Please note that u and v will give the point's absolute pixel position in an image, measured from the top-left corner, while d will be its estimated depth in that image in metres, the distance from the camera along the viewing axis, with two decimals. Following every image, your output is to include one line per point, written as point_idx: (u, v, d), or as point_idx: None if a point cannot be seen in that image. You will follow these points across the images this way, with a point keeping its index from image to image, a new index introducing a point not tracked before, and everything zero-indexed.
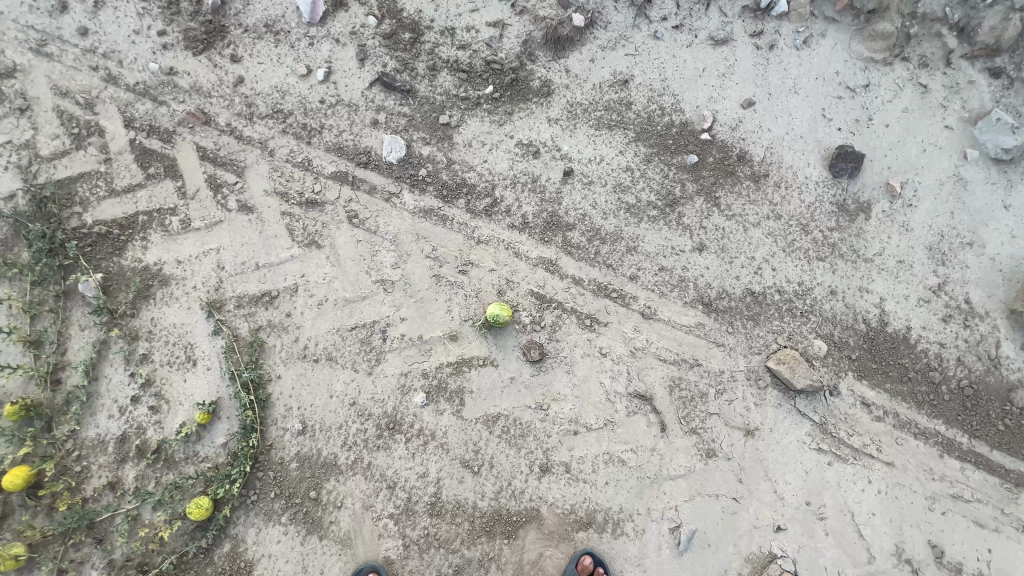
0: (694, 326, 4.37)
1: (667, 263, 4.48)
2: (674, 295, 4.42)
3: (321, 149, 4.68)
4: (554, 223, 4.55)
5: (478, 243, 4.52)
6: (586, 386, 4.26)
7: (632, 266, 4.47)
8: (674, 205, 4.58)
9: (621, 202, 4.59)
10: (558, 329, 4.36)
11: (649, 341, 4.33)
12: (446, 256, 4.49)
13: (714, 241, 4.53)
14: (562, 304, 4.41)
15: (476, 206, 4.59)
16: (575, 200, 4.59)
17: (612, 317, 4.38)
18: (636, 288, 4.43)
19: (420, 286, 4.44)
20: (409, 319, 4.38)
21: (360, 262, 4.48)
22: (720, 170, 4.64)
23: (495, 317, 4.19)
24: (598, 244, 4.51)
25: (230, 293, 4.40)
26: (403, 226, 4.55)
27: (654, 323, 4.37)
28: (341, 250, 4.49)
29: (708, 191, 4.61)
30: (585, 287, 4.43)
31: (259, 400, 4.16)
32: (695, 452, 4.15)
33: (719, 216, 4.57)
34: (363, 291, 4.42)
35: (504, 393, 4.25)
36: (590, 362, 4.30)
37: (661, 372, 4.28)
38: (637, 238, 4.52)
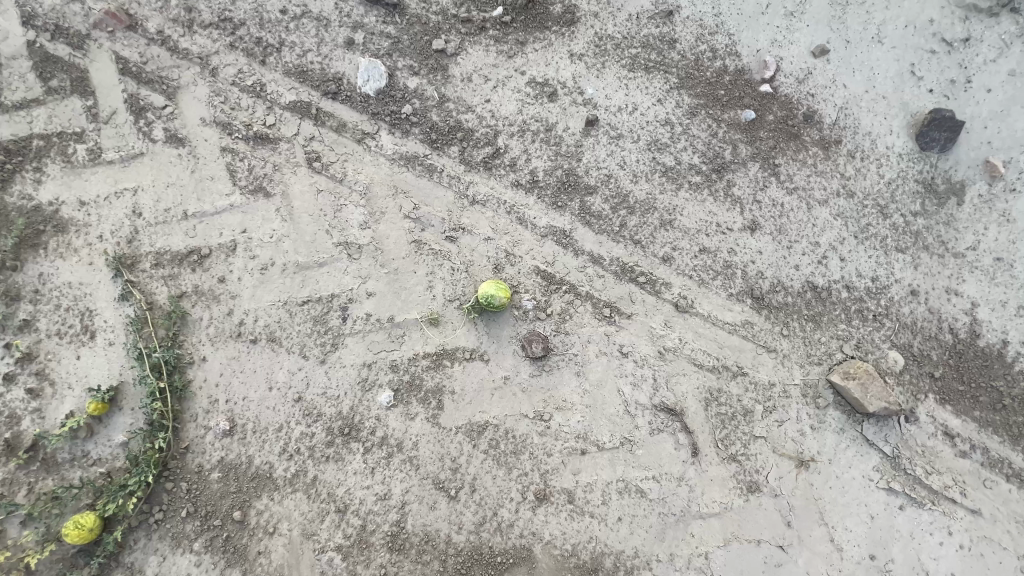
0: (740, 324, 3.45)
1: (709, 244, 3.54)
2: (717, 285, 3.49)
3: (279, 71, 3.64)
4: (571, 185, 3.58)
5: (472, 203, 3.55)
6: (598, 394, 3.33)
7: (666, 244, 3.53)
8: (723, 172, 3.63)
9: (656, 163, 3.63)
10: (569, 320, 3.42)
11: (682, 340, 3.42)
12: (431, 218, 3.51)
13: (769, 219, 3.59)
14: (575, 287, 3.46)
15: (474, 156, 3.61)
16: (598, 158, 3.62)
17: (637, 308, 3.45)
18: (669, 273, 3.49)
19: (395, 254, 3.46)
20: (377, 295, 3.41)
21: (319, 219, 3.49)
22: (781, 131, 3.69)
23: (484, 299, 3.26)
24: (624, 214, 3.56)
25: (147, 248, 3.39)
26: (378, 175, 3.56)
27: (690, 319, 3.45)
28: (296, 202, 3.50)
29: (765, 156, 3.66)
30: (605, 268, 3.49)
31: (174, 389, 3.18)
32: (733, 485, 3.26)
33: (778, 188, 3.63)
34: (321, 256, 3.43)
35: (494, 397, 3.32)
36: (606, 364, 3.37)
37: (695, 381, 3.37)
38: (673, 209, 3.57)
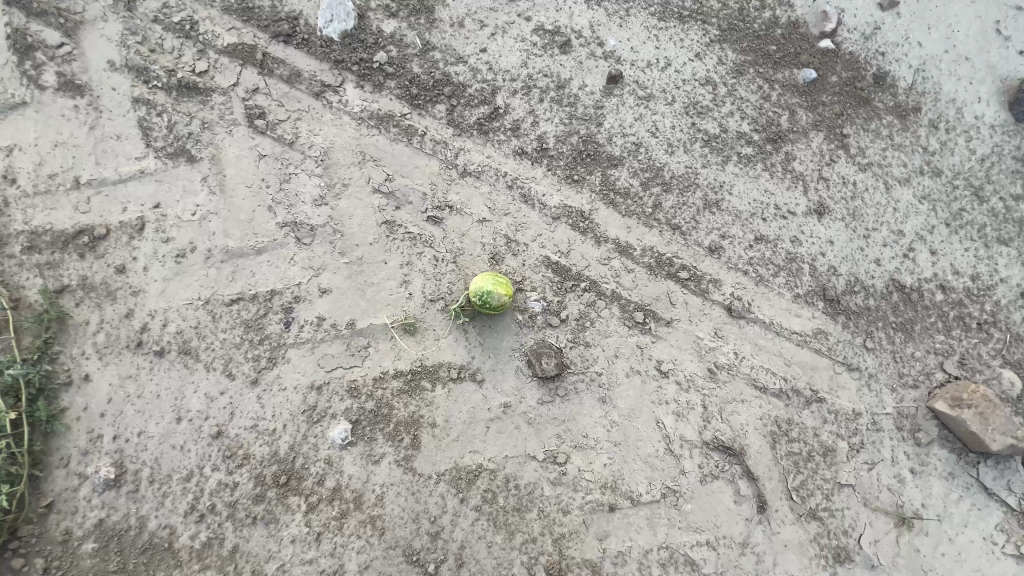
0: (812, 335, 2.64)
1: (766, 232, 2.76)
2: (779, 283, 2.70)
3: (215, 7, 2.82)
4: (589, 155, 2.80)
5: (463, 176, 2.73)
6: (629, 427, 2.47)
7: (712, 231, 2.74)
8: (779, 143, 2.88)
9: (696, 131, 2.87)
10: (589, 327, 2.59)
11: (737, 354, 2.60)
12: (408, 194, 2.69)
13: (840, 202, 2.83)
14: (597, 284, 2.64)
15: (465, 117, 2.81)
16: (624, 123, 2.86)
17: (678, 312, 2.63)
18: (717, 268, 2.69)
19: (359, 239, 2.61)
20: (334, 292, 2.54)
21: (259, 192, 2.64)
22: (848, 95, 2.97)
23: (489, 304, 2.41)
24: (658, 192, 2.77)
25: (20, 227, 2.50)
26: (340, 139, 2.74)
27: (747, 328, 2.64)
28: (229, 170, 2.65)
29: (830, 126, 2.93)
30: (635, 260, 2.68)
31: (36, 421, 2.25)
32: (813, 554, 2.41)
33: (848, 164, 2.88)
34: (259, 241, 2.57)
35: (489, 431, 2.44)
36: (640, 387, 2.52)
37: (757, 410, 2.54)
38: (720, 188, 2.80)
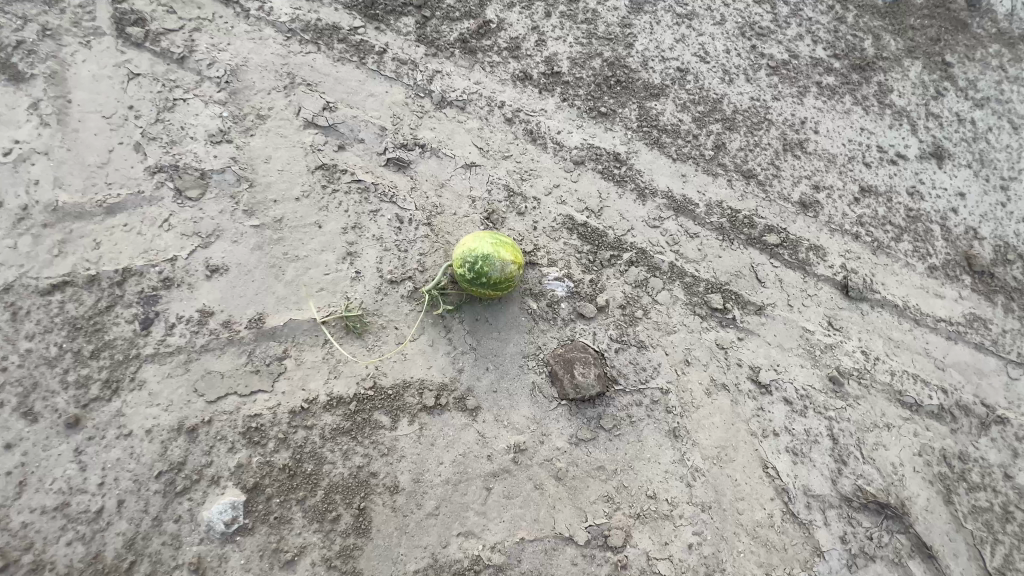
0: (966, 324, 1.78)
1: (874, 182, 1.95)
2: (906, 251, 1.86)
3: None
4: (618, 82, 1.98)
5: (440, 106, 1.86)
6: (721, 479, 1.51)
7: (801, 180, 1.91)
8: (868, 72, 2.14)
9: (759, 56, 2.10)
10: (642, 320, 1.65)
11: (868, 354, 1.70)
12: (358, 129, 1.79)
13: (960, 144, 2.07)
14: (647, 255, 1.74)
15: (442, 33, 1.96)
16: (661, 45, 2.06)
17: (771, 293, 1.73)
18: (816, 231, 1.84)
19: (279, 192, 1.68)
20: (231, 272, 1.57)
21: (123, 124, 1.70)
22: (941, 19, 2.26)
23: (501, 285, 1.48)
24: (719, 130, 1.96)
25: None
26: (259, 56, 1.84)
27: (874, 315, 1.75)
28: (79, 93, 1.71)
29: (927, 52, 2.21)
30: (698, 221, 1.81)
31: None
32: None
33: (960, 99, 2.15)
34: (112, 194, 1.60)
35: (492, 497, 1.44)
36: (729, 410, 1.58)
37: (913, 442, 1.61)
38: (802, 126, 2.01)
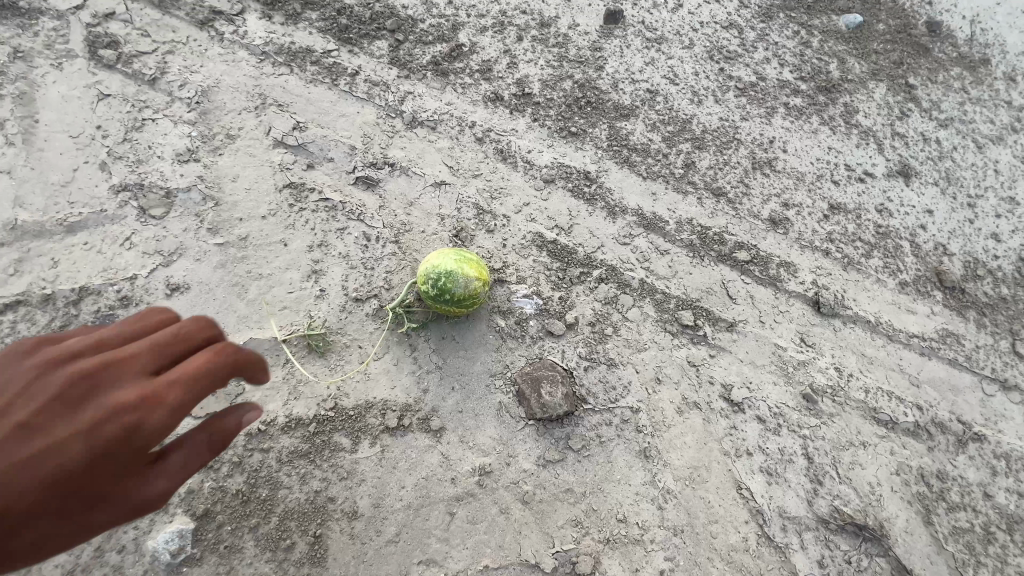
0: (939, 340, 1.77)
1: (843, 199, 1.97)
2: (876, 267, 1.86)
3: None
4: (589, 103, 2.00)
5: (411, 126, 1.88)
6: (693, 501, 1.47)
7: (771, 198, 1.93)
8: (834, 94, 2.19)
9: (727, 79, 2.15)
10: (612, 337, 1.63)
11: (840, 371, 1.68)
12: (328, 148, 1.80)
13: (927, 162, 2.10)
14: (617, 271, 1.73)
15: (414, 56, 1.98)
16: (631, 68, 2.10)
17: (743, 309, 1.72)
18: (786, 247, 1.85)
19: (244, 210, 1.67)
20: (192, 291, 1.56)
21: (90, 144, 1.69)
22: (903, 44, 2.33)
23: (465, 302, 1.46)
24: (688, 149, 1.98)
25: None
26: (231, 77, 1.85)
27: (846, 331, 1.74)
28: (47, 112, 1.72)
29: (891, 75, 2.26)
30: (668, 238, 1.81)
31: None
32: None
33: (924, 119, 2.19)
34: (74, 213, 1.59)
35: (455, 522, 1.39)
36: (701, 430, 1.55)
37: (889, 461, 1.57)
38: (770, 145, 2.03)
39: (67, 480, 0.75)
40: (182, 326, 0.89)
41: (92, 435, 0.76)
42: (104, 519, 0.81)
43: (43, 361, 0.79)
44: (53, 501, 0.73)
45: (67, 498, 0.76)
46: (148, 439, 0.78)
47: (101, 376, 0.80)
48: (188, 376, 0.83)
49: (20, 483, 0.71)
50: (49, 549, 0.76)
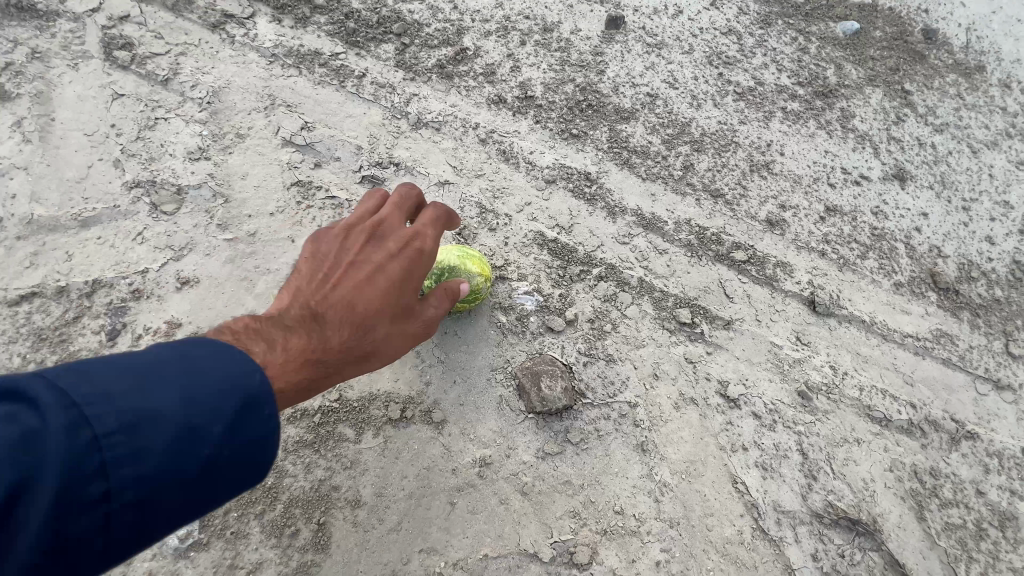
0: (933, 340, 1.80)
1: (839, 202, 2.00)
2: (871, 268, 1.89)
3: None
4: (590, 106, 2.05)
5: (416, 127, 1.92)
6: (689, 494, 1.50)
7: (768, 200, 1.97)
8: (831, 99, 2.23)
9: (726, 83, 2.19)
10: (611, 333, 1.66)
11: (835, 369, 1.71)
12: (335, 148, 1.84)
13: (922, 167, 2.14)
14: (616, 269, 1.77)
15: (420, 59, 2.03)
16: (632, 72, 2.15)
17: (739, 308, 1.76)
18: (782, 247, 1.88)
19: (253, 206, 1.71)
20: (202, 284, 1.60)
21: (104, 141, 1.74)
22: (900, 51, 2.37)
23: (469, 298, 1.51)
24: (687, 151, 2.02)
25: None
26: (242, 78, 1.91)
27: (841, 330, 1.77)
28: (63, 111, 1.77)
29: (887, 81, 2.30)
30: (667, 238, 1.84)
31: None
32: None
33: (920, 124, 2.23)
34: (88, 208, 1.64)
35: (456, 512, 1.42)
36: (698, 425, 1.58)
37: (882, 457, 1.60)
38: (767, 148, 2.07)
39: (392, 296, 1.14)
40: (399, 193, 1.24)
41: (395, 266, 1.15)
42: (415, 329, 1.20)
43: (340, 231, 1.17)
44: (390, 309, 1.13)
45: (392, 307, 1.15)
46: (426, 264, 1.18)
47: (383, 227, 1.18)
48: (428, 224, 1.20)
49: (377, 297, 1.12)
50: (388, 350, 1.16)
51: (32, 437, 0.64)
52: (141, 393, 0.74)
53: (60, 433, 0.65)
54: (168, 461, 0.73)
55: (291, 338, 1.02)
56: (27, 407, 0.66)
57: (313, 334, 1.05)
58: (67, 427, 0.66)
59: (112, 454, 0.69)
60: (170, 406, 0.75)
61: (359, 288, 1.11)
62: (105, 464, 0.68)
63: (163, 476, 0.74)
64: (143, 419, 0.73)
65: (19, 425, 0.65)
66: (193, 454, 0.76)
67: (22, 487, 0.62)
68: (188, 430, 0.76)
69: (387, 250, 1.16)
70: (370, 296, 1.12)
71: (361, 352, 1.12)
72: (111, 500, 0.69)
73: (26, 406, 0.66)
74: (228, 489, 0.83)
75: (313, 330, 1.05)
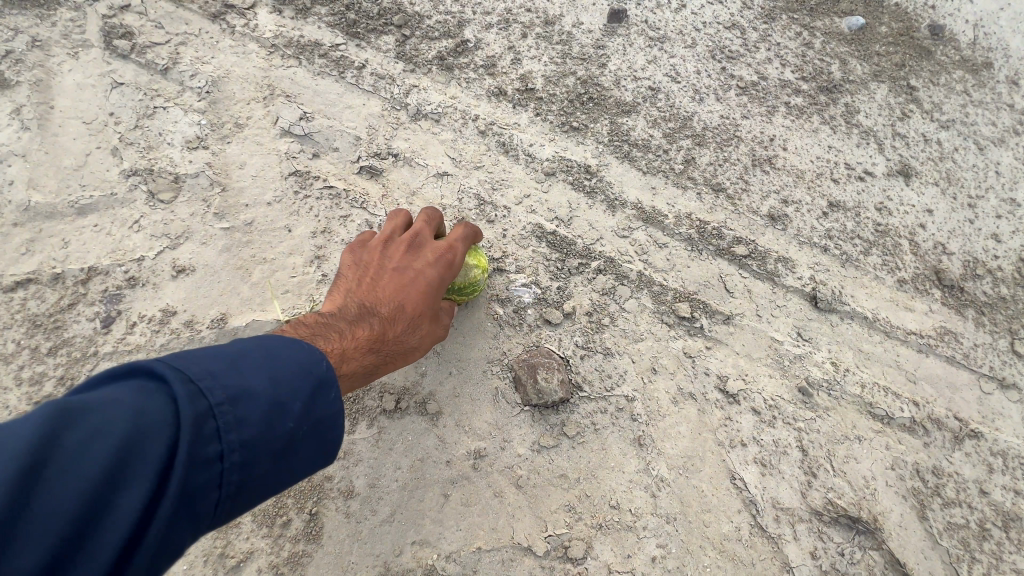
0: (937, 337, 1.77)
1: (843, 197, 1.98)
2: (875, 264, 1.87)
3: None
4: (591, 99, 2.03)
5: (415, 118, 1.91)
6: (686, 489, 1.48)
7: (770, 195, 1.94)
8: (835, 94, 2.20)
9: (729, 78, 2.17)
10: (609, 327, 1.65)
11: (837, 365, 1.68)
12: (334, 138, 1.84)
13: (926, 163, 2.11)
14: (615, 263, 1.75)
15: (420, 51, 2.02)
16: (634, 66, 2.13)
17: (740, 302, 1.74)
18: (784, 242, 1.86)
19: (250, 196, 1.71)
20: (198, 273, 1.59)
21: (103, 129, 1.74)
22: (906, 47, 2.34)
23: (466, 291, 1.49)
24: (689, 145, 2.00)
25: None
26: (242, 68, 1.90)
27: (842, 326, 1.75)
28: (62, 99, 1.77)
29: (893, 76, 2.28)
30: (667, 232, 1.82)
31: None
32: None
33: (926, 120, 2.20)
34: (85, 195, 1.63)
35: (449, 504, 1.41)
36: (696, 420, 1.56)
37: (883, 454, 1.57)
38: (770, 142, 2.05)
39: (426, 299, 1.29)
40: (427, 214, 1.42)
41: (432, 272, 1.30)
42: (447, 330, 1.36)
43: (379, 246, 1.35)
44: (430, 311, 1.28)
45: (427, 309, 1.29)
46: (454, 272, 1.33)
47: (423, 240, 1.35)
48: (456, 240, 1.37)
49: (414, 300, 1.28)
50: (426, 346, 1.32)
51: (167, 406, 0.77)
52: (242, 376, 0.87)
53: (190, 402, 0.78)
54: (267, 429, 0.87)
55: (356, 331, 1.21)
56: (156, 385, 0.79)
57: (370, 329, 1.22)
58: (192, 397, 0.79)
59: (225, 422, 0.82)
60: (262, 385, 0.89)
61: (405, 290, 1.28)
62: (223, 428, 0.81)
63: (261, 445, 0.86)
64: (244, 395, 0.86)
65: (153, 398, 0.77)
66: (286, 425, 0.89)
67: (166, 444, 0.75)
68: (280, 404, 0.90)
69: (424, 258, 1.32)
70: (415, 296, 1.28)
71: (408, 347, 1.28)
72: (228, 461, 0.81)
73: (155, 385, 0.79)
74: (304, 466, 0.96)
75: (372, 325, 1.23)
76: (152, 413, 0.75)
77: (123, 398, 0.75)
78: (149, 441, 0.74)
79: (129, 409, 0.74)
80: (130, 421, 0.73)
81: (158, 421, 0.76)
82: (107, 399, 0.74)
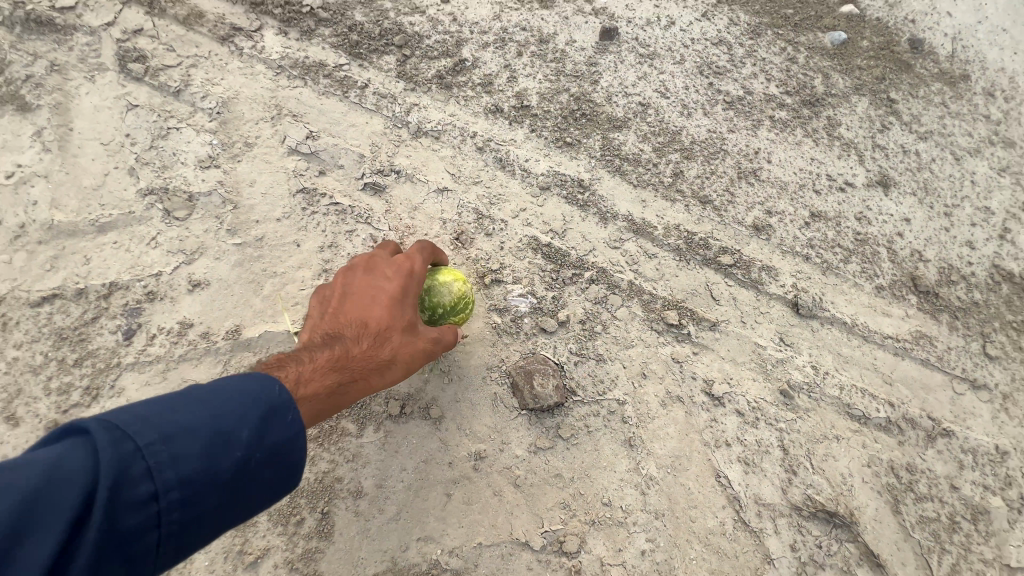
0: (913, 341, 1.87)
1: (824, 208, 2.08)
2: (854, 271, 1.96)
3: None
4: (584, 115, 2.13)
5: (416, 135, 2.01)
6: (674, 487, 1.58)
7: (754, 206, 2.04)
8: (817, 108, 2.30)
9: (716, 92, 2.26)
10: (601, 334, 1.74)
11: (817, 368, 1.78)
12: (339, 156, 1.93)
13: (904, 173, 2.21)
14: (607, 273, 1.85)
15: (420, 70, 2.12)
16: (625, 82, 2.22)
17: (725, 309, 1.83)
18: (767, 251, 1.96)
19: (260, 212, 1.80)
20: (212, 287, 1.69)
21: (119, 150, 1.83)
22: (886, 61, 2.44)
23: (458, 307, 1.55)
24: (677, 159, 2.09)
25: None
26: (250, 89, 1.99)
27: (823, 331, 1.85)
28: (80, 121, 1.86)
29: (873, 90, 2.38)
30: (656, 243, 1.92)
31: None
32: None
33: (904, 132, 2.30)
34: (104, 214, 1.73)
35: (451, 503, 1.51)
36: (683, 421, 1.65)
37: (860, 452, 1.67)
38: (754, 155, 2.15)
39: (392, 312, 1.33)
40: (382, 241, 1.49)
41: (393, 287, 1.35)
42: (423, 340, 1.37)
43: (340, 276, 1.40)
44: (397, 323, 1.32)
45: (394, 323, 1.33)
46: (414, 282, 1.37)
47: (379, 259, 1.40)
48: (411, 252, 1.41)
49: (379, 317, 1.32)
50: (403, 359, 1.32)
51: (90, 455, 0.79)
52: (178, 414, 0.91)
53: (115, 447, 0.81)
54: (207, 464, 0.89)
55: (317, 355, 1.25)
56: (78, 438, 0.81)
57: (332, 350, 1.26)
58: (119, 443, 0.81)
59: (158, 461, 0.84)
60: (200, 423, 0.92)
61: (369, 309, 1.32)
62: (154, 469, 0.83)
63: (201, 480, 0.89)
64: (180, 434, 0.89)
65: (76, 450, 0.79)
66: (228, 457, 0.92)
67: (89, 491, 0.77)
68: (219, 438, 0.92)
69: (384, 276, 1.37)
70: (380, 312, 1.32)
71: (377, 362, 1.29)
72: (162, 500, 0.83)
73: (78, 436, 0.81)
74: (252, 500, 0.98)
75: (334, 347, 1.27)
76: (75, 463, 0.77)
77: (42, 455, 0.77)
78: (71, 489, 0.75)
79: (48, 462, 0.76)
80: (48, 473, 0.75)
81: (82, 470, 0.78)
82: (24, 457, 0.75)
